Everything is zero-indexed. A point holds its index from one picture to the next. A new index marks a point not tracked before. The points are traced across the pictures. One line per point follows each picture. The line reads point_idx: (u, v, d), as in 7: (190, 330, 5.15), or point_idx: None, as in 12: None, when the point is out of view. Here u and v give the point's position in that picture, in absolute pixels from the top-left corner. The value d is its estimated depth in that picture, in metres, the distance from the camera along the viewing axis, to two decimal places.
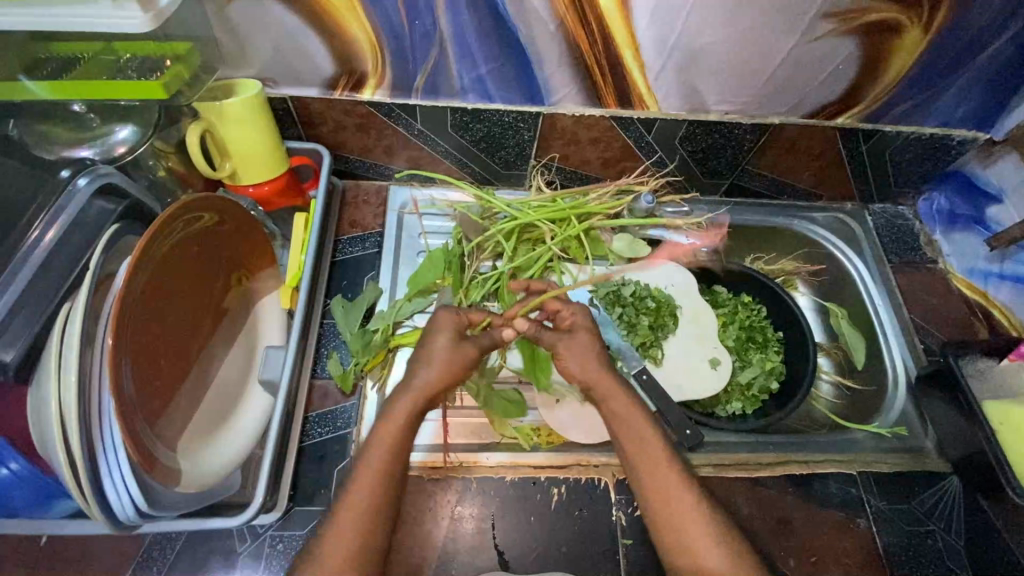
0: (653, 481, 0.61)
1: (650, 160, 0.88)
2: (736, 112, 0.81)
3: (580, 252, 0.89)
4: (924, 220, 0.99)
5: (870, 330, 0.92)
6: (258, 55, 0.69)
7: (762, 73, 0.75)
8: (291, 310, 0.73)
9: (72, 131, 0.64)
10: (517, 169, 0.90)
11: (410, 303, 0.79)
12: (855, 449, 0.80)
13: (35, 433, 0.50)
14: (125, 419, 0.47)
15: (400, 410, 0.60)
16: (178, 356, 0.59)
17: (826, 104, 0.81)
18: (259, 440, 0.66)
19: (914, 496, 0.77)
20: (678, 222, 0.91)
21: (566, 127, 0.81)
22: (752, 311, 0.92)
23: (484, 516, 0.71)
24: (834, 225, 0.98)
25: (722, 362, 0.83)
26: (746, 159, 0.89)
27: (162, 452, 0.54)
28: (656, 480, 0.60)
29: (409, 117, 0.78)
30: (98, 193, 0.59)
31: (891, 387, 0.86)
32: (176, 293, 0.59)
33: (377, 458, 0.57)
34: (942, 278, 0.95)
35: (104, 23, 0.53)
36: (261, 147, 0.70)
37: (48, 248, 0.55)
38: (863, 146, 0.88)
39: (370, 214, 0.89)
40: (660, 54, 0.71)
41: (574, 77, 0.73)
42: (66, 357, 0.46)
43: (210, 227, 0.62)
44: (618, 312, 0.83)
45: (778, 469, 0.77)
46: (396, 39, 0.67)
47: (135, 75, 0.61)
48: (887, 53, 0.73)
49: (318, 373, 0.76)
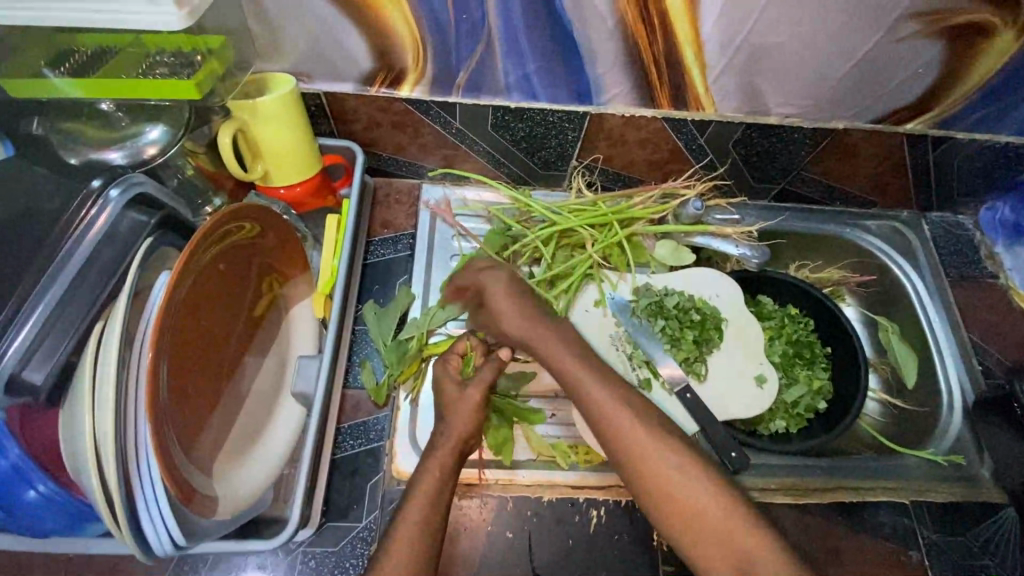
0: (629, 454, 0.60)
1: (700, 164, 0.83)
2: (798, 114, 0.75)
3: (621, 259, 0.84)
4: (985, 231, 0.92)
5: (924, 345, 0.87)
6: (293, 49, 0.64)
7: (831, 75, 0.69)
8: (324, 319, 0.70)
9: (100, 130, 0.60)
10: (557, 170, 0.85)
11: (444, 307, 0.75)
12: (906, 476, 0.76)
13: (66, 457, 0.47)
14: (163, 451, 0.45)
15: (437, 461, 0.60)
16: (213, 372, 0.57)
17: (897, 109, 0.75)
18: (292, 454, 0.64)
19: (969, 529, 0.73)
20: (728, 230, 0.84)
21: (613, 128, 0.76)
22: (799, 324, 0.87)
23: (519, 536, 0.69)
24: (889, 234, 0.92)
25: (768, 379, 0.79)
26: (801, 164, 0.84)
27: (198, 478, 0.52)
28: (632, 445, 0.60)
29: (447, 115, 0.73)
30: (132, 205, 0.55)
31: (946, 409, 0.82)
32: (209, 307, 0.55)
33: (420, 503, 0.57)
34: (1004, 294, 0.89)
35: (137, 20, 0.49)
36: (293, 146, 0.66)
37: (82, 263, 0.52)
38: (930, 154, 0.82)
39: (402, 214, 0.85)
40: (724, 53, 0.66)
41: (628, 76, 0.68)
42: (101, 382, 0.44)
43: (247, 236, 0.59)
44: (662, 323, 0.79)
45: (826, 496, 0.73)
46: (441, 33, 0.63)
47: (165, 70, 0.57)
48: (973, 56, 0.67)
49: (350, 382, 0.74)
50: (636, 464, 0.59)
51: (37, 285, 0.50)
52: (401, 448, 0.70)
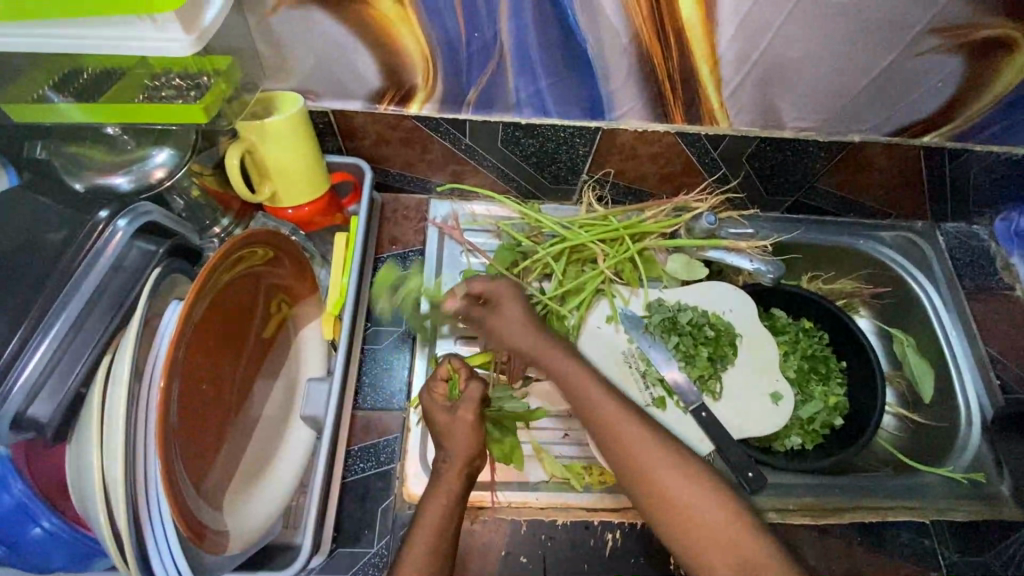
0: (638, 473, 0.57)
1: (712, 177, 0.82)
2: (813, 128, 0.74)
3: (633, 274, 0.83)
4: (1000, 241, 0.91)
5: (941, 359, 0.86)
6: (302, 67, 0.63)
7: (848, 90, 0.68)
8: (334, 341, 0.69)
9: (106, 154, 0.60)
10: (567, 184, 0.84)
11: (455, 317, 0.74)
12: (927, 495, 0.75)
13: (74, 494, 0.46)
14: (174, 490, 0.44)
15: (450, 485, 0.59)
16: (223, 401, 0.55)
17: (915, 122, 0.73)
18: (303, 480, 0.62)
19: (990, 548, 0.72)
20: (742, 244, 0.83)
21: (625, 143, 0.75)
22: (814, 338, 0.86)
23: (534, 561, 0.68)
24: (904, 246, 0.91)
25: (784, 396, 0.78)
26: (815, 177, 0.82)
27: (209, 513, 0.50)
28: (651, 475, 0.56)
29: (457, 132, 0.72)
30: (140, 233, 0.54)
31: (965, 424, 0.81)
32: (218, 334, 0.54)
33: (433, 530, 0.56)
34: (1021, 306, 0.88)
35: (144, 47, 0.48)
36: (301, 166, 0.65)
37: (83, 300, 0.50)
38: (946, 165, 0.81)
39: (410, 230, 0.84)
40: (740, 69, 0.65)
41: (641, 92, 0.67)
42: (110, 419, 0.43)
43: (257, 261, 0.58)
44: (675, 340, 0.78)
45: (846, 516, 0.72)
46: (452, 52, 0.62)
47: (172, 93, 0.56)
48: (993, 71, 0.66)
49: (360, 403, 0.73)
50: (651, 494, 0.56)
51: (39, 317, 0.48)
52: (411, 470, 0.68)
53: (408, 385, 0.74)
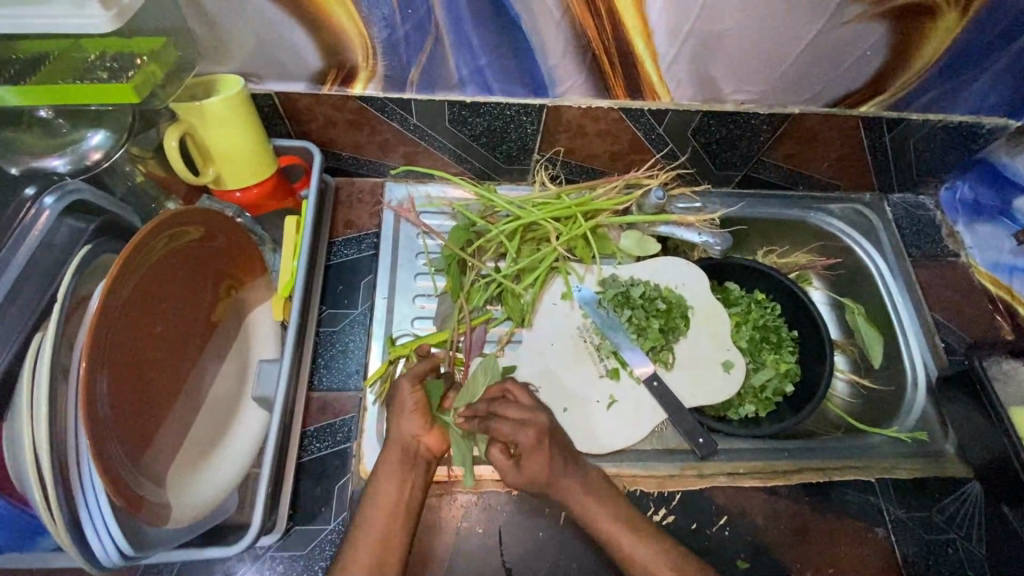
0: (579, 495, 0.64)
1: (661, 153, 0.83)
2: (753, 101, 0.75)
3: (586, 251, 0.84)
4: (945, 211, 0.94)
5: (888, 326, 0.88)
6: (240, 49, 0.64)
7: (782, 61, 0.70)
8: (285, 322, 0.69)
9: (41, 137, 0.60)
10: (519, 164, 0.85)
11: (502, 279, 0.80)
12: (872, 455, 0.77)
13: (12, 470, 0.47)
14: (103, 459, 0.44)
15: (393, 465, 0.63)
16: (162, 379, 0.56)
17: (851, 92, 0.75)
18: (256, 458, 0.63)
19: (935, 503, 0.74)
20: (690, 218, 0.84)
21: (571, 120, 0.76)
22: (765, 309, 0.87)
23: (490, 531, 0.69)
24: (852, 217, 0.93)
25: (735, 365, 0.80)
26: (761, 150, 0.84)
27: (148, 488, 0.51)
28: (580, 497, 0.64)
29: (403, 112, 0.73)
30: (68, 211, 0.58)
31: (911, 387, 0.83)
32: (153, 313, 0.55)
33: (379, 518, 0.60)
34: (965, 271, 0.90)
35: (66, 25, 0.49)
36: (244, 149, 0.65)
37: (19, 272, 0.53)
38: (886, 135, 0.83)
39: (365, 213, 0.85)
40: (674, 42, 0.66)
41: (580, 68, 0.68)
42: (36, 393, 0.43)
43: (195, 240, 0.59)
44: (628, 313, 0.79)
45: (793, 477, 0.74)
46: (389, 30, 0.62)
47: (105, 74, 0.56)
48: (920, 37, 0.68)
49: (316, 385, 0.74)
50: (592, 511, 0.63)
51: None
52: (367, 447, 0.69)
53: (364, 366, 0.75)
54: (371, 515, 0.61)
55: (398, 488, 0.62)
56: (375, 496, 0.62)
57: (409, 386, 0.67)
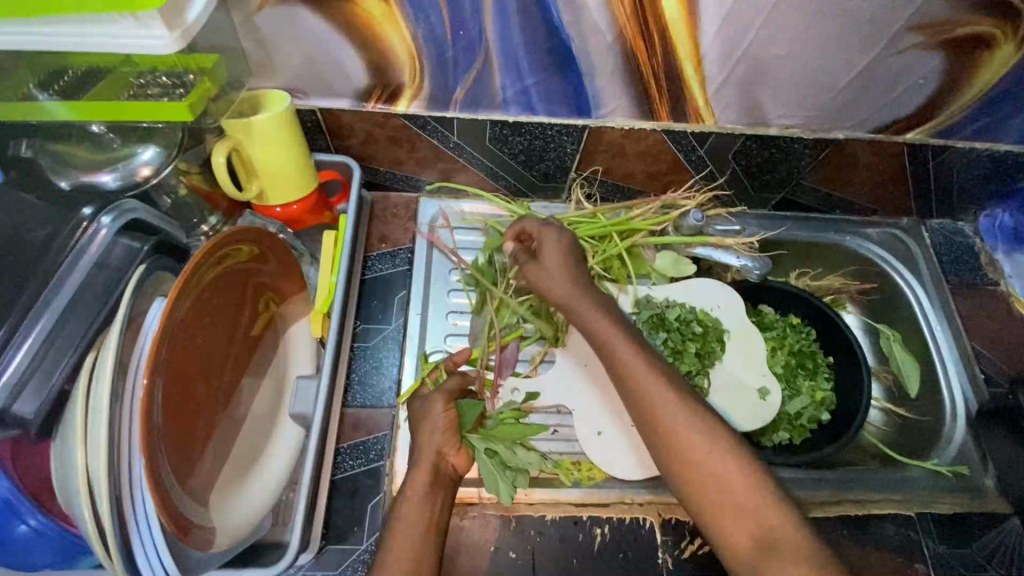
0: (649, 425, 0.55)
1: (700, 175, 0.82)
2: (798, 125, 0.75)
3: (622, 272, 0.83)
4: (984, 238, 0.92)
5: (926, 355, 0.86)
6: (288, 66, 0.64)
7: (831, 87, 0.69)
8: (322, 339, 0.69)
9: (91, 152, 0.62)
10: (555, 182, 0.84)
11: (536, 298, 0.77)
12: (911, 488, 0.76)
13: (60, 490, 0.47)
14: (157, 485, 0.44)
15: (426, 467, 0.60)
16: (208, 399, 0.56)
17: (898, 119, 0.74)
18: (291, 477, 0.63)
19: (975, 540, 0.72)
20: (729, 241, 0.83)
21: (612, 140, 0.75)
22: (801, 334, 0.86)
23: (523, 556, 0.68)
24: (889, 242, 0.91)
25: (771, 392, 0.78)
26: (801, 174, 0.83)
27: (193, 510, 0.51)
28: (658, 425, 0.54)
29: (445, 130, 0.72)
30: (123, 230, 0.58)
31: (950, 419, 0.81)
32: (201, 332, 0.55)
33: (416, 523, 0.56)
34: (1005, 301, 0.88)
35: (127, 45, 0.49)
36: (288, 165, 0.65)
37: (72, 292, 0.53)
38: (930, 162, 0.82)
39: (399, 228, 0.85)
40: (723, 67, 0.66)
41: (626, 89, 0.68)
42: (93, 417, 0.44)
43: (242, 258, 0.59)
44: (664, 336, 0.77)
45: (831, 509, 0.73)
46: (438, 50, 0.62)
47: (158, 91, 0.57)
48: (973, 67, 0.67)
49: (350, 401, 0.73)
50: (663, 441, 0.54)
51: (36, 306, 0.52)
52: (401, 467, 0.68)
53: (397, 383, 0.74)
54: (408, 525, 0.55)
55: (429, 501, 0.58)
56: (401, 516, 0.56)
57: (442, 406, 0.64)
